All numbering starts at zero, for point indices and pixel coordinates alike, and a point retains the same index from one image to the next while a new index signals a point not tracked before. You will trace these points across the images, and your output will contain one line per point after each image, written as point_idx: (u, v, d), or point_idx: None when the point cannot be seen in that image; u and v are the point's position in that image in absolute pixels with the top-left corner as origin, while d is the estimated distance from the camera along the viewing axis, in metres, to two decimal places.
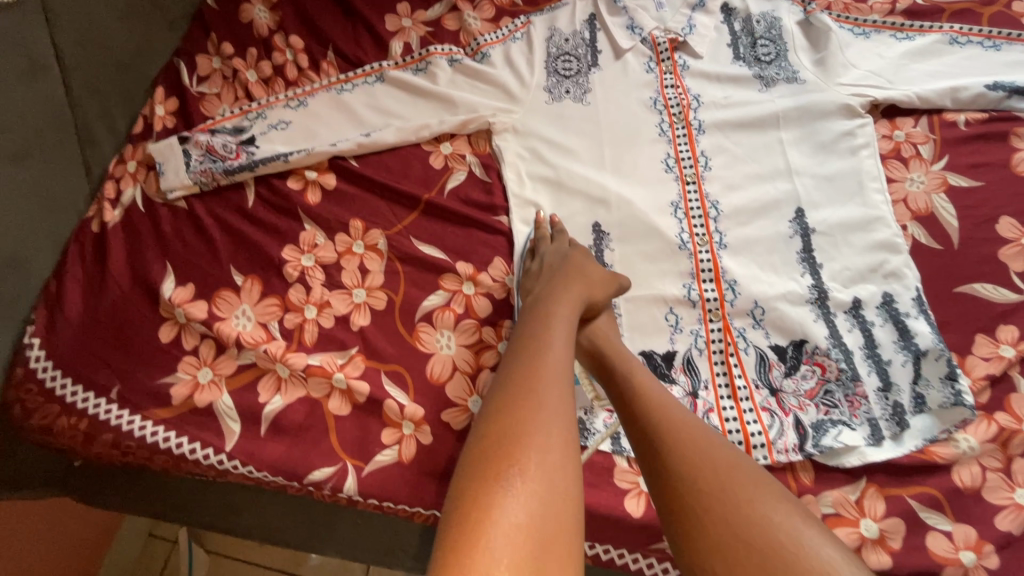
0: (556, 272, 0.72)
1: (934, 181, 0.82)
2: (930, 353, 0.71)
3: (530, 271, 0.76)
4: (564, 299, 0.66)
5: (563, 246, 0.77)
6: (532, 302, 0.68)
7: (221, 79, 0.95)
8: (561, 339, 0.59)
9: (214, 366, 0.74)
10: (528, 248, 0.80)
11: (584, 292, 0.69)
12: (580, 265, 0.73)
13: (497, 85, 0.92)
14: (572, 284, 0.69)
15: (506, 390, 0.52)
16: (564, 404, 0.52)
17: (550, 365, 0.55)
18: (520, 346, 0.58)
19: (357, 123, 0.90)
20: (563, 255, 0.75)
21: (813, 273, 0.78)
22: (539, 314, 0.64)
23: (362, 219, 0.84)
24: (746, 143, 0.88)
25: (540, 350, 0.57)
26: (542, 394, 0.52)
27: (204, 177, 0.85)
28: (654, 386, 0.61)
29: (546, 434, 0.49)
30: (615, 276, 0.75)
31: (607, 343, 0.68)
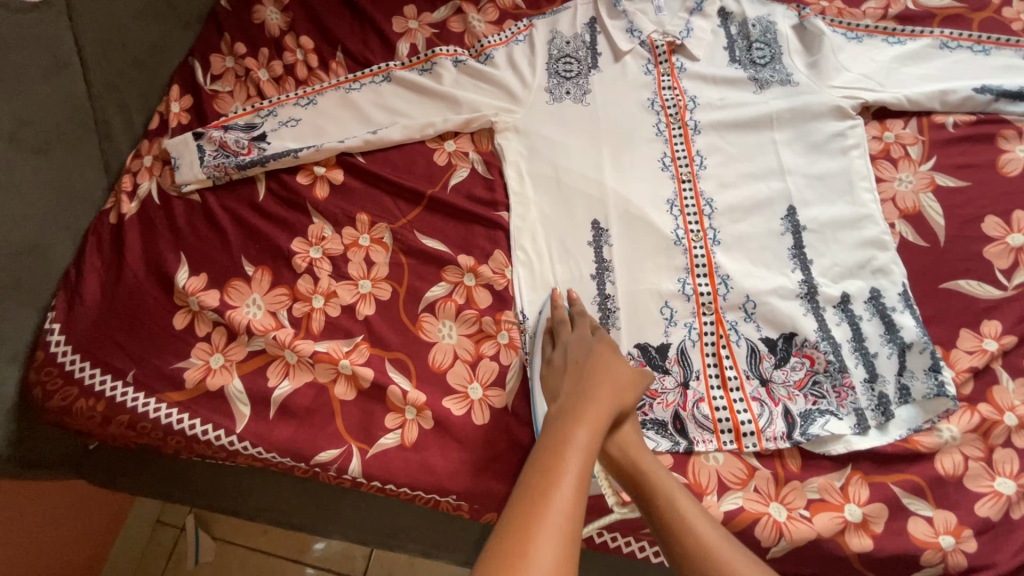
0: (580, 373, 0.68)
1: (922, 181, 0.85)
2: (915, 346, 0.73)
3: (552, 362, 0.72)
4: (590, 413, 0.62)
5: (586, 335, 0.73)
6: (556, 413, 0.63)
7: (234, 78, 0.99)
8: (579, 470, 0.54)
9: (225, 352, 0.77)
10: (546, 330, 0.77)
11: (613, 401, 0.64)
12: (607, 363, 0.69)
13: (500, 85, 0.95)
14: (598, 391, 0.65)
15: (514, 538, 0.47)
16: (569, 550, 0.47)
17: (564, 509, 0.50)
18: (532, 480, 0.53)
19: (364, 121, 0.93)
20: (587, 350, 0.71)
21: (804, 269, 0.81)
22: (556, 434, 0.59)
23: (368, 213, 0.87)
24: (740, 143, 0.90)
25: (556, 487, 0.52)
26: (549, 547, 0.47)
27: (217, 171, 0.88)
28: (692, 517, 0.58)
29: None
30: (642, 373, 0.70)
31: (638, 454, 0.64)
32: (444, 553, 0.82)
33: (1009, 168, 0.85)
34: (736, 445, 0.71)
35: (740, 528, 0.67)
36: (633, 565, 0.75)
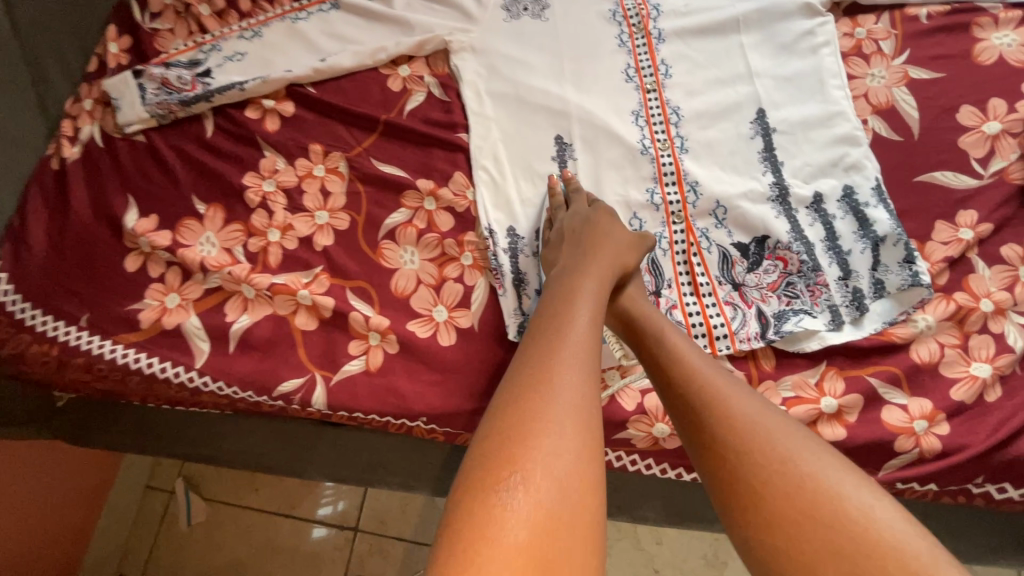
0: (579, 239, 0.68)
1: (896, 76, 0.82)
2: (888, 239, 0.71)
3: (551, 241, 0.72)
4: (592, 271, 0.63)
5: (582, 208, 0.74)
6: (559, 274, 0.64)
7: (174, 14, 0.93)
8: (589, 314, 0.55)
9: (181, 292, 0.75)
10: (546, 218, 0.77)
11: (613, 260, 0.66)
12: (604, 228, 0.70)
13: (453, 5, 0.91)
14: (600, 256, 0.66)
15: (532, 366, 0.48)
16: (585, 396, 0.46)
17: (575, 349, 0.50)
18: (540, 334, 0.52)
19: (313, 51, 0.89)
20: (583, 219, 0.71)
21: (775, 172, 0.78)
22: (565, 290, 0.60)
23: (322, 143, 0.83)
24: (707, 49, 0.86)
25: (567, 327, 0.53)
26: (572, 371, 0.48)
27: (160, 109, 0.84)
28: (683, 349, 0.57)
29: (572, 414, 0.45)
30: (640, 237, 0.72)
31: (642, 310, 0.64)
32: (425, 484, 0.81)
33: (985, 57, 0.82)
34: (709, 349, 0.70)
35: None
36: (614, 477, 0.76)
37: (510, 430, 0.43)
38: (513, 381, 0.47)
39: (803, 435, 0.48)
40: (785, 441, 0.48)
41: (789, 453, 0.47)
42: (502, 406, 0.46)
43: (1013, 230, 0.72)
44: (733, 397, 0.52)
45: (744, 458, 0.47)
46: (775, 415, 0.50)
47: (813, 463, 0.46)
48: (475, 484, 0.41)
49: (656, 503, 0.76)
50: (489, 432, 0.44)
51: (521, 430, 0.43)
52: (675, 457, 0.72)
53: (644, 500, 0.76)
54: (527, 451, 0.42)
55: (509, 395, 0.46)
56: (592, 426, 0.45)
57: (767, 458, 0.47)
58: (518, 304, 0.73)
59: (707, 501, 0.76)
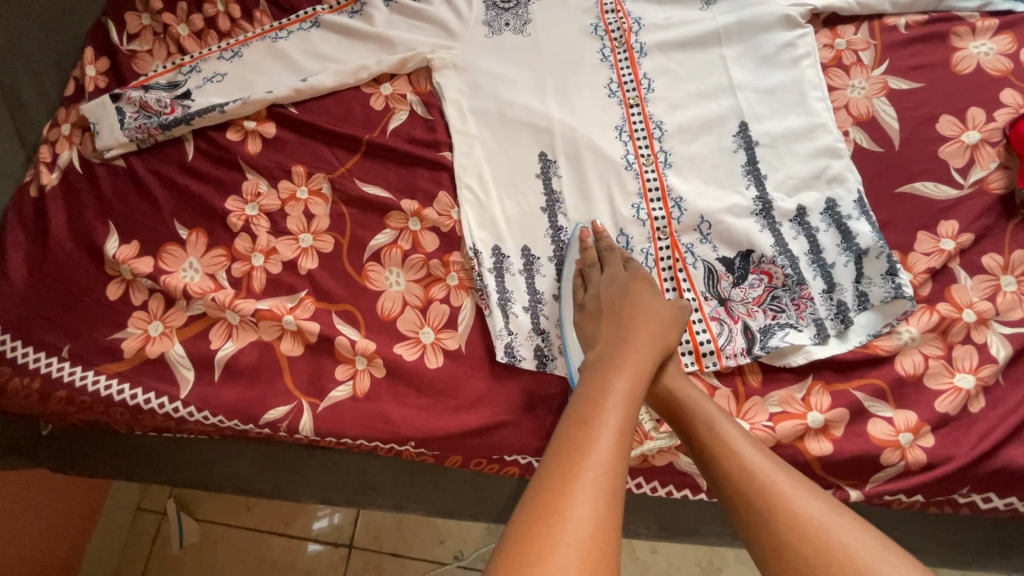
0: (619, 317, 0.65)
1: (875, 86, 0.82)
2: (871, 252, 0.71)
3: (585, 308, 0.70)
4: (630, 355, 0.59)
5: (618, 272, 0.71)
6: (596, 357, 0.61)
7: (152, 35, 0.93)
8: (624, 410, 0.51)
9: (165, 319, 0.74)
10: (575, 271, 0.75)
11: (656, 336, 0.63)
12: (643, 304, 0.66)
13: (435, 22, 0.91)
14: (637, 335, 0.62)
15: (558, 471, 0.45)
16: (612, 508, 0.43)
17: (610, 451, 0.47)
18: (574, 425, 0.49)
19: (294, 71, 0.88)
20: (622, 287, 0.69)
21: (758, 185, 0.78)
22: (600, 374, 0.56)
23: (305, 164, 0.83)
24: (688, 62, 0.87)
25: (599, 427, 0.49)
26: (594, 481, 0.44)
27: (139, 133, 0.83)
28: (739, 447, 0.55)
29: (598, 525, 0.42)
30: (680, 309, 0.67)
31: (683, 391, 0.62)
32: (417, 505, 0.80)
33: (963, 66, 0.82)
34: (697, 366, 0.70)
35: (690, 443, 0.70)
36: None
37: (526, 545, 0.41)
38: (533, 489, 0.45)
39: (876, 542, 0.46)
40: (860, 552, 0.45)
41: (858, 555, 0.45)
42: (520, 515, 0.43)
43: (994, 240, 0.73)
44: (800, 501, 0.50)
45: (816, 573, 0.45)
46: (847, 520, 0.48)
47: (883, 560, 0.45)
48: None
49: (647, 519, 0.76)
50: (512, 534, 0.42)
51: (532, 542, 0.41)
52: (663, 473, 0.72)
53: (635, 517, 0.76)
54: (534, 569, 0.40)
55: (530, 502, 0.44)
56: (611, 546, 0.42)
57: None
58: (505, 324, 0.73)
59: (698, 515, 0.76)
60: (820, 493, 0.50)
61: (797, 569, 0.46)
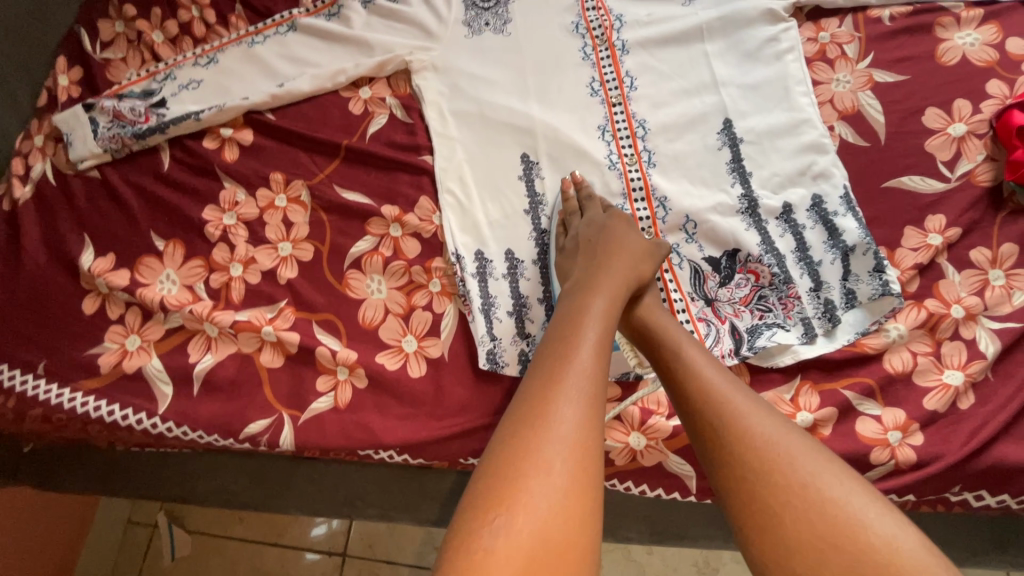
0: (595, 253, 0.67)
1: (860, 80, 0.81)
2: (858, 249, 0.70)
3: (565, 248, 0.72)
4: (604, 286, 0.60)
5: (597, 215, 0.72)
6: (571, 288, 0.62)
7: (126, 43, 0.91)
8: (595, 335, 0.52)
9: (142, 333, 0.73)
10: (558, 221, 0.76)
11: (628, 273, 0.64)
12: (619, 239, 0.68)
13: (413, 23, 0.89)
14: (612, 271, 0.63)
15: (527, 402, 0.46)
16: (582, 435, 0.44)
17: (579, 377, 0.48)
18: (546, 359, 0.50)
19: (271, 76, 0.87)
20: (600, 226, 0.70)
21: (743, 183, 0.77)
22: (574, 308, 0.57)
23: (283, 171, 0.81)
24: (671, 59, 0.85)
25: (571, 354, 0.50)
26: (570, 406, 0.46)
27: (114, 143, 0.81)
28: (703, 368, 0.55)
29: (568, 455, 0.43)
30: (655, 248, 0.69)
31: (657, 321, 0.62)
32: (405, 514, 0.79)
33: (948, 57, 0.81)
34: None
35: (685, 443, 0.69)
36: None
37: (503, 476, 0.43)
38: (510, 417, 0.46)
39: (828, 461, 0.47)
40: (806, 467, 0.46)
41: (811, 477, 0.46)
42: (500, 448, 0.44)
43: (981, 233, 0.72)
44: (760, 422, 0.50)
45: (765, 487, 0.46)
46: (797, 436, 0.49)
47: (833, 482, 0.46)
48: (466, 524, 0.41)
49: (638, 524, 0.75)
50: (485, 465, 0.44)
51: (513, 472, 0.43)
52: (653, 477, 0.70)
53: (626, 521, 0.75)
54: (516, 497, 0.41)
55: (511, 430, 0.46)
56: (584, 473, 0.43)
57: (798, 492, 0.46)
58: (488, 329, 0.72)
59: (690, 519, 0.75)
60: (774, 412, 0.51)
61: (747, 480, 0.47)
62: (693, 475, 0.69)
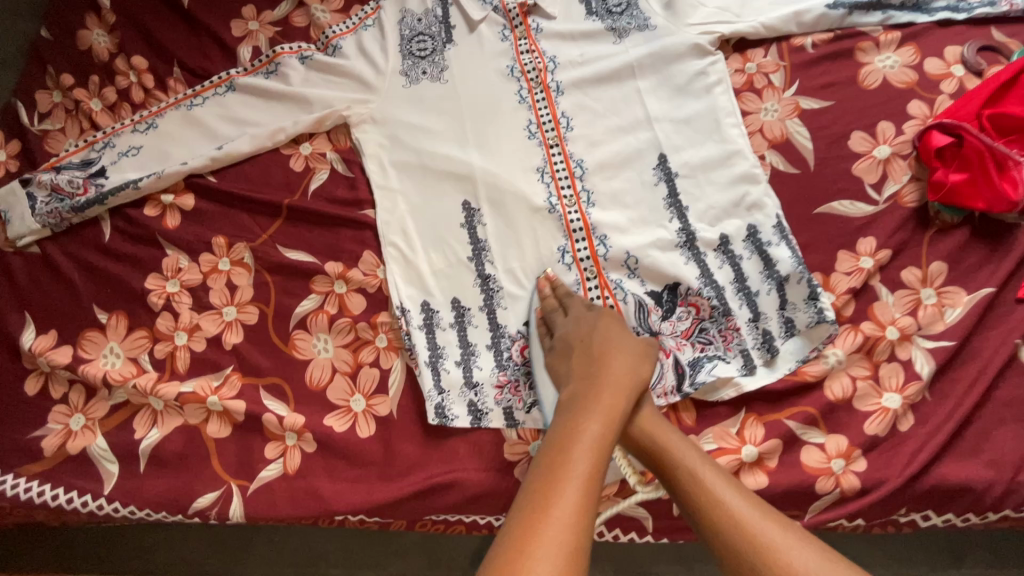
0: (590, 357, 0.63)
1: (787, 108, 0.83)
2: (792, 278, 0.71)
3: (552, 351, 0.68)
4: (601, 398, 0.57)
5: (581, 313, 0.70)
6: (567, 402, 0.58)
7: (64, 112, 0.91)
8: (591, 463, 0.50)
9: (86, 411, 0.72)
10: (538, 319, 0.74)
11: (629, 377, 0.60)
12: (614, 341, 0.65)
13: (352, 77, 0.91)
14: (605, 377, 0.60)
15: (519, 537, 0.44)
16: None
17: (570, 515, 0.45)
18: (538, 488, 0.48)
19: (211, 138, 0.87)
20: (591, 326, 0.67)
21: (680, 218, 0.78)
22: (569, 425, 0.54)
23: (225, 235, 0.81)
24: (605, 98, 0.87)
25: (562, 484, 0.47)
26: (553, 543, 0.43)
27: (52, 218, 0.81)
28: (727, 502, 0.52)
29: None
30: (649, 346, 0.66)
31: (664, 437, 0.59)
32: (369, 574, 0.78)
33: (869, 81, 0.84)
34: None
35: (638, 490, 0.69)
36: None
37: None
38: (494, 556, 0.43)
39: None
40: None
41: None
42: None
43: (911, 253, 0.73)
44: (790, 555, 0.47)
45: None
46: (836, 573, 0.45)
47: None
48: None
49: (603, 564, 0.75)
50: None
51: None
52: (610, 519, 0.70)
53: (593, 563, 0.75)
54: None
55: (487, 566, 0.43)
56: None
57: None
58: (436, 383, 0.72)
59: (655, 555, 0.75)
60: (815, 548, 0.47)
61: None
62: (649, 515, 0.70)
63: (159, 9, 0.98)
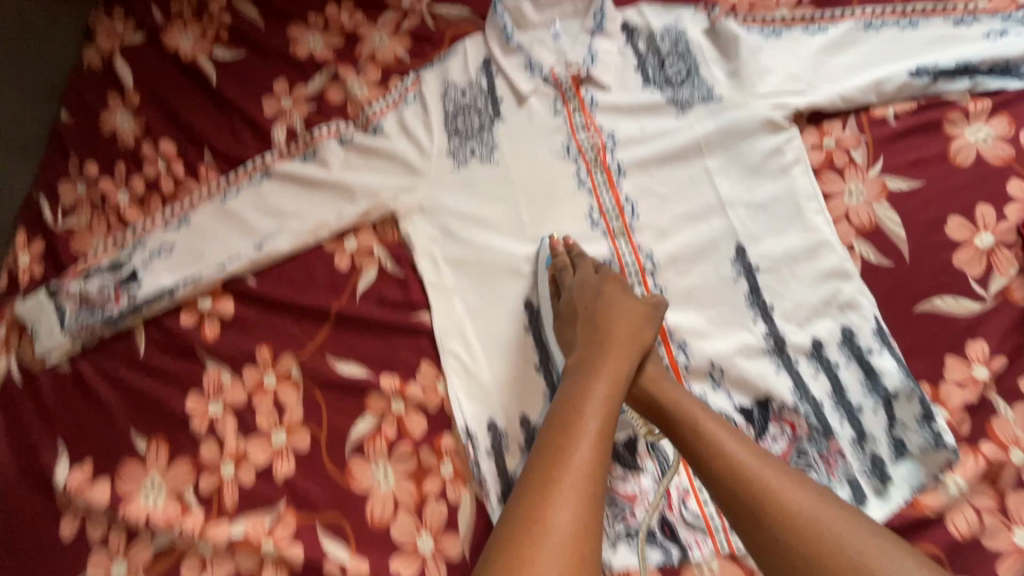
0: (592, 324, 0.66)
1: (873, 189, 0.77)
2: (901, 394, 0.66)
3: (560, 314, 0.71)
4: (605, 365, 0.61)
5: (589, 275, 0.71)
6: (572, 369, 0.62)
7: (89, 207, 0.85)
8: (598, 425, 0.54)
9: (128, 557, 0.66)
10: (548, 276, 0.75)
11: (629, 341, 0.64)
12: (616, 307, 0.67)
13: (395, 160, 0.84)
14: (608, 347, 0.63)
15: (537, 494, 0.48)
16: (585, 533, 0.46)
17: (582, 472, 0.50)
18: (551, 449, 0.52)
19: (247, 233, 0.81)
20: (594, 290, 0.69)
21: (766, 318, 0.72)
22: (576, 391, 0.58)
23: (269, 345, 0.75)
24: (671, 180, 0.81)
25: (573, 445, 0.52)
26: (569, 501, 0.48)
27: (83, 333, 0.75)
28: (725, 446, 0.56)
29: (570, 550, 0.45)
30: (647, 305, 0.68)
31: (663, 390, 0.63)
32: None
33: (961, 157, 0.77)
34: (728, 545, 0.65)
35: None
36: None
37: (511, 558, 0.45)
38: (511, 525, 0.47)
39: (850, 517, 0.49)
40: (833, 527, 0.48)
41: (839, 537, 0.48)
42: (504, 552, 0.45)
43: None
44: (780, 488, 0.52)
45: (816, 575, 0.47)
46: (816, 497, 0.51)
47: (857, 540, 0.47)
48: None
49: None
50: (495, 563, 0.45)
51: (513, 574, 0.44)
52: None
53: None
54: None
55: (504, 534, 0.47)
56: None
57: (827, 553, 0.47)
58: None
59: None
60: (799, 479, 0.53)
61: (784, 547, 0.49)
62: None
63: (185, 86, 0.92)
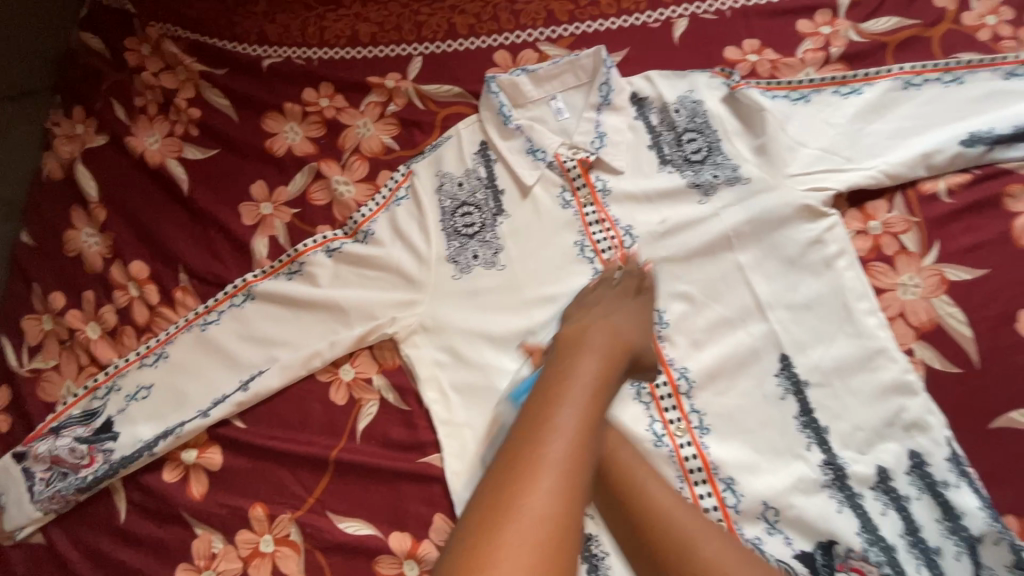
0: (594, 310, 0.61)
1: (931, 281, 0.68)
2: (986, 537, 0.57)
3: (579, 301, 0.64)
4: (597, 344, 0.54)
5: (629, 290, 0.64)
6: (562, 342, 0.55)
7: (57, 344, 0.77)
8: (587, 403, 0.47)
9: None
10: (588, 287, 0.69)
11: (630, 333, 0.58)
12: (627, 301, 0.62)
13: (391, 271, 0.75)
14: (618, 311, 0.60)
15: (516, 468, 0.42)
16: (566, 513, 0.40)
17: (568, 451, 0.43)
18: (532, 416, 0.46)
19: (231, 366, 0.72)
20: (609, 298, 0.63)
21: (822, 445, 0.64)
22: (562, 364, 0.51)
23: (264, 502, 0.67)
24: (700, 278, 0.72)
25: (559, 418, 0.45)
26: (554, 483, 0.41)
27: (55, 502, 0.67)
28: (654, 493, 0.54)
29: (546, 532, 0.39)
30: (648, 307, 0.63)
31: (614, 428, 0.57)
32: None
33: None
34: None
35: None
36: None
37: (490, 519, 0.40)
38: (500, 472, 0.42)
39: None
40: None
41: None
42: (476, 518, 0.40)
43: None
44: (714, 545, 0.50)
45: None
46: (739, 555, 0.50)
47: None
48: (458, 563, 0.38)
49: None
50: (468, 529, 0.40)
51: (499, 510, 0.40)
52: None
53: None
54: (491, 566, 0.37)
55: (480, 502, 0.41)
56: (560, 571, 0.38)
57: None
58: None
59: None
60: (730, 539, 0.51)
61: None
62: None
63: (155, 193, 0.84)
